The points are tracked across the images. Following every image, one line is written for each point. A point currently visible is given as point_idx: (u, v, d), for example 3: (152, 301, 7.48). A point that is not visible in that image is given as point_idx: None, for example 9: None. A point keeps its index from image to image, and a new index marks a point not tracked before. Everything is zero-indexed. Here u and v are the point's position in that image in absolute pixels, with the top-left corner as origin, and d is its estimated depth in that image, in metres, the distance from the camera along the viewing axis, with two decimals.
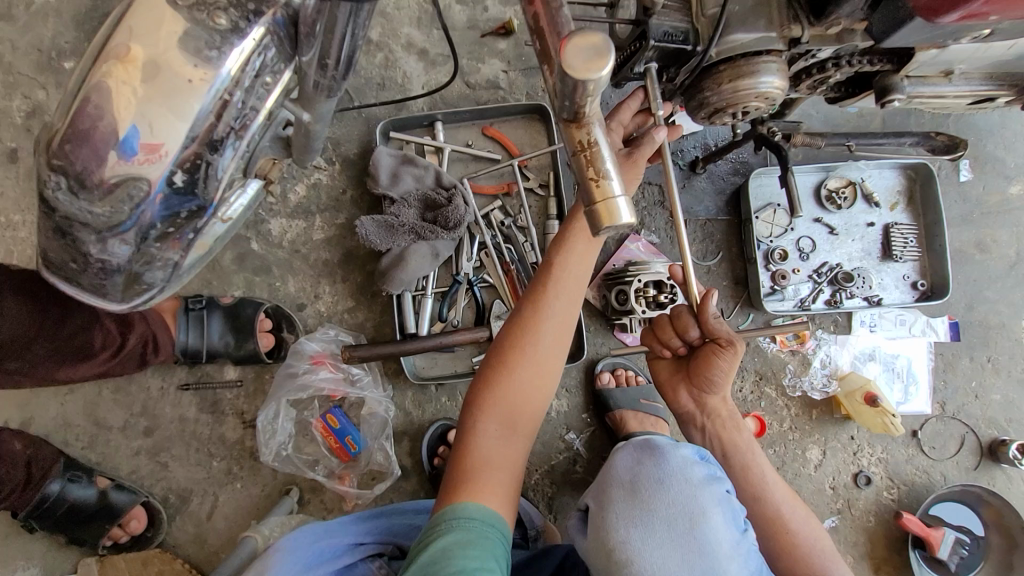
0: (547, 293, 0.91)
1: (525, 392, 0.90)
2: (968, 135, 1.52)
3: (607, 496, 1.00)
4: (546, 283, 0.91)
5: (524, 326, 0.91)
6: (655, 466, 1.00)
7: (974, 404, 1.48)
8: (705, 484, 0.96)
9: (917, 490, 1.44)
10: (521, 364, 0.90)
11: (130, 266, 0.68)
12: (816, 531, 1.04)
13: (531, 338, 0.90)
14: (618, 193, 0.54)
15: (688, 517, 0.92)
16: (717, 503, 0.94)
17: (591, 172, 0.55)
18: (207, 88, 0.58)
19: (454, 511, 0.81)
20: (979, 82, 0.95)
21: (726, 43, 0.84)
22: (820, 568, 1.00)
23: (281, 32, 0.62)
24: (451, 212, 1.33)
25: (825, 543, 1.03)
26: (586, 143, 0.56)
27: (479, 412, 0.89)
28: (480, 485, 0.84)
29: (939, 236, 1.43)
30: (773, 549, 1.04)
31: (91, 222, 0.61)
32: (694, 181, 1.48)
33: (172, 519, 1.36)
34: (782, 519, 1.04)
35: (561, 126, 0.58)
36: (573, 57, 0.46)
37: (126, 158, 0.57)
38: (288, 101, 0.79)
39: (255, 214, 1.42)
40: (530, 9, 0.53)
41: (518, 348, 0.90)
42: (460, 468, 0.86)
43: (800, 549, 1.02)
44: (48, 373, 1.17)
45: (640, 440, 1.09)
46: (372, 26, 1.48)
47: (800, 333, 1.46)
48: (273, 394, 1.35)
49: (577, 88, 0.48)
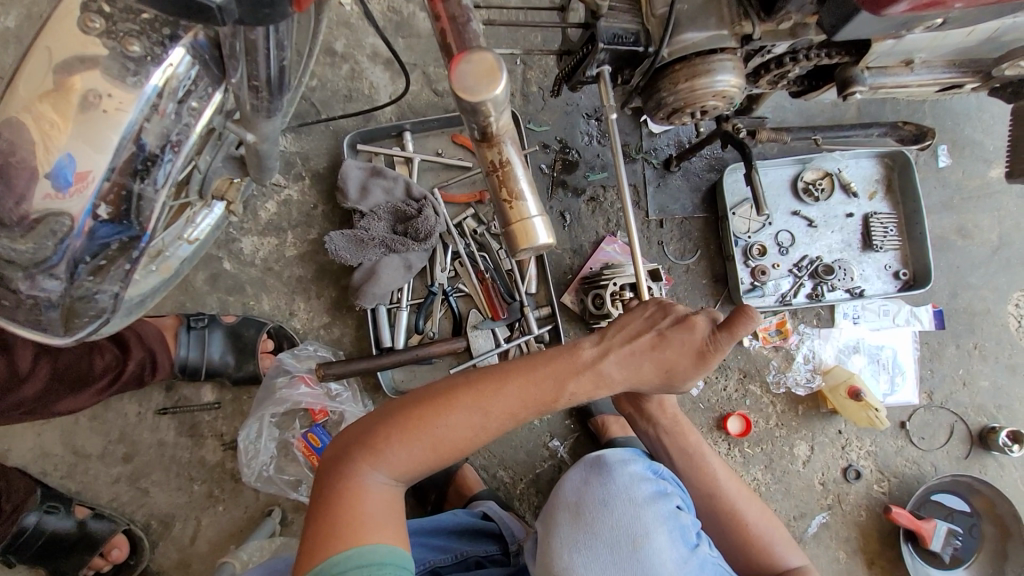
0: (551, 380, 0.79)
1: (456, 445, 0.79)
2: (943, 119, 1.50)
3: (552, 519, 0.96)
4: (551, 374, 0.79)
5: (502, 388, 0.79)
6: (600, 486, 0.97)
7: (962, 391, 1.46)
8: (649, 502, 0.94)
9: (907, 482, 1.42)
10: (473, 425, 0.79)
11: (65, 300, 0.68)
12: (768, 517, 1.08)
13: (498, 423, 0.80)
14: (533, 214, 0.62)
15: (630, 539, 0.90)
16: (661, 523, 0.92)
17: (505, 193, 0.62)
18: (123, 117, 0.59)
19: (364, 555, 0.74)
20: (942, 70, 0.93)
21: (677, 43, 0.82)
22: (778, 557, 1.03)
23: (204, 53, 0.61)
24: (422, 223, 1.32)
25: (779, 535, 1.06)
26: (499, 162, 0.61)
27: (400, 435, 0.78)
28: (381, 527, 0.77)
29: (919, 224, 1.41)
30: (736, 549, 1.06)
31: (16, 259, 0.63)
32: (670, 179, 1.46)
33: (154, 546, 1.35)
34: (743, 519, 1.06)
35: (475, 145, 0.62)
36: (467, 77, 0.50)
37: (62, 189, 0.60)
38: (228, 123, 0.77)
39: (225, 233, 1.40)
40: (438, 25, 0.55)
41: (480, 409, 0.79)
42: (371, 507, 0.77)
43: (760, 539, 1.05)
44: (42, 408, 1.11)
45: (589, 458, 1.06)
46: (336, 38, 1.46)
47: (783, 328, 1.44)
48: (254, 412, 1.33)
49: (476, 109, 0.53)
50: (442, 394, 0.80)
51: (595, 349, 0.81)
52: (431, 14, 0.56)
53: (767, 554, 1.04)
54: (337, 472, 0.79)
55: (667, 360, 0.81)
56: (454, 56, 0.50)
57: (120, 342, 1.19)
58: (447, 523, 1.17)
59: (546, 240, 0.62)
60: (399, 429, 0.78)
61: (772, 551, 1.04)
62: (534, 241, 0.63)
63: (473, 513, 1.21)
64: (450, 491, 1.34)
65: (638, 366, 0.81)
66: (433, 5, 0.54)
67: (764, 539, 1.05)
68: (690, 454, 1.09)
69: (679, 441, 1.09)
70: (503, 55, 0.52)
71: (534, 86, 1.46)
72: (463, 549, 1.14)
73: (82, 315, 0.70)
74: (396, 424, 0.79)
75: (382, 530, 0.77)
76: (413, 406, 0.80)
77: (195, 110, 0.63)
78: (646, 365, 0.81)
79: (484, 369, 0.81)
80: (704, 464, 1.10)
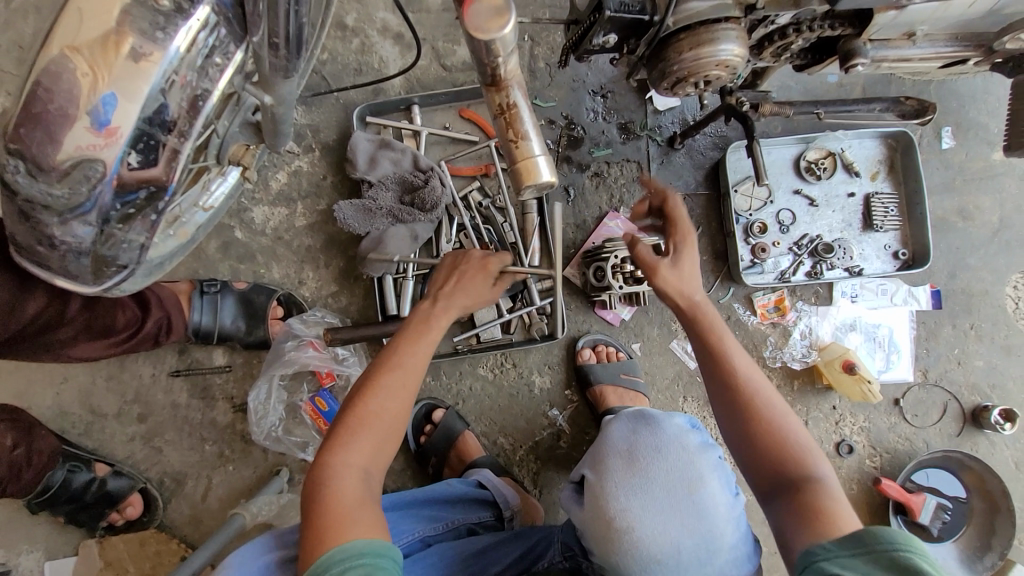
0: (427, 329, 0.94)
1: (392, 415, 0.87)
2: (947, 101, 1.51)
3: (604, 465, 0.99)
4: (420, 322, 0.94)
5: (399, 347, 0.91)
6: (651, 434, 0.99)
7: (957, 370, 1.48)
8: (701, 450, 0.97)
9: (899, 457, 1.45)
10: (400, 392, 0.88)
11: (95, 248, 0.72)
12: (796, 427, 0.86)
13: (412, 386, 0.90)
14: (537, 152, 0.66)
15: (685, 483, 0.93)
16: (713, 469, 0.96)
17: (511, 134, 0.66)
18: (156, 70, 0.61)
19: (347, 548, 0.76)
20: (944, 43, 0.95)
21: (683, 11, 0.84)
22: (799, 470, 0.82)
23: (228, 11, 0.65)
24: (429, 194, 1.34)
25: (802, 438, 0.85)
26: (506, 105, 0.65)
27: (347, 427, 0.85)
28: (359, 519, 0.79)
29: (920, 204, 1.43)
30: (742, 445, 0.87)
31: (51, 205, 0.64)
32: (673, 156, 1.48)
33: (167, 503, 1.40)
34: (750, 407, 0.86)
35: (482, 89, 0.65)
36: (477, 15, 0.55)
37: (97, 127, 0.61)
38: (248, 85, 0.81)
39: (237, 203, 1.44)
40: None
41: (400, 372, 0.89)
42: (346, 504, 0.80)
43: (778, 445, 0.84)
44: (60, 350, 1.13)
45: (632, 411, 1.08)
46: (347, 12, 1.48)
47: (780, 305, 1.46)
48: (264, 373, 1.36)
49: (485, 49, 0.57)
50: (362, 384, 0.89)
51: (445, 304, 0.96)
52: None
53: (782, 459, 0.83)
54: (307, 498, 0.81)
55: (464, 286, 0.99)
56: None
57: (139, 300, 1.22)
58: (443, 493, 1.20)
59: (548, 178, 0.66)
60: (346, 424, 0.85)
61: (791, 449, 0.84)
62: (538, 178, 0.66)
63: (467, 483, 1.24)
64: (451, 456, 1.37)
65: (457, 294, 0.98)
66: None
67: (779, 438, 0.84)
68: (701, 327, 0.90)
69: (691, 314, 0.91)
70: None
71: (541, 62, 1.48)
72: (454, 519, 1.17)
73: (110, 266, 0.76)
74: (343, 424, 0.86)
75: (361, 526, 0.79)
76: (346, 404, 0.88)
77: (219, 65, 0.68)
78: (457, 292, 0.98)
79: (382, 351, 0.92)
80: (718, 338, 0.90)
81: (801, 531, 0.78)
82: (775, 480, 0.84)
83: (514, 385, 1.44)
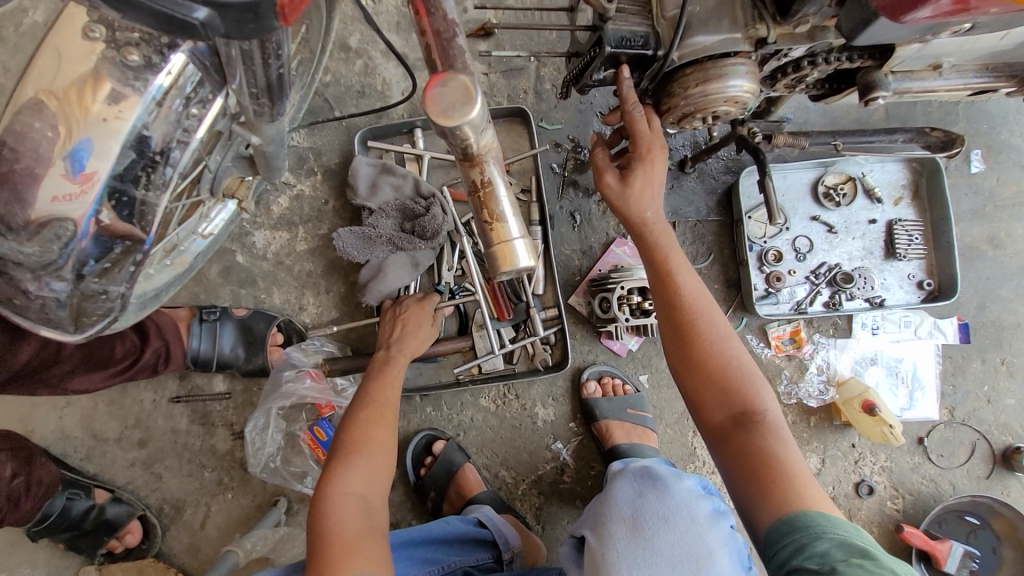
0: (391, 368, 1.14)
1: (379, 446, 1.00)
2: (977, 122, 1.43)
3: (606, 530, 0.94)
4: (383, 363, 1.15)
5: (371, 387, 1.10)
6: (658, 500, 0.95)
7: (986, 409, 1.40)
8: (711, 522, 0.92)
9: (923, 500, 1.37)
10: (382, 424, 1.03)
11: (73, 301, 0.70)
12: (738, 351, 0.91)
13: (390, 414, 1.06)
14: (514, 236, 0.62)
15: (693, 560, 0.88)
16: (722, 544, 0.90)
17: (486, 215, 0.62)
18: (123, 127, 0.61)
19: None
20: (974, 74, 0.88)
21: (688, 46, 0.80)
22: (738, 393, 0.89)
23: (205, 59, 0.61)
24: (429, 222, 1.30)
25: (747, 365, 0.91)
26: (481, 182, 0.62)
27: (343, 460, 0.97)
28: (356, 552, 0.86)
29: (947, 233, 1.35)
30: (686, 371, 0.91)
31: (24, 262, 0.64)
32: (683, 181, 1.42)
33: (166, 530, 1.39)
34: (698, 336, 0.90)
35: (458, 163, 0.62)
36: (442, 101, 0.52)
37: (73, 172, 0.61)
38: (234, 125, 0.79)
39: (239, 227, 1.42)
40: (423, 40, 0.60)
41: (381, 405, 1.06)
42: (347, 535, 0.88)
43: (719, 370, 0.89)
44: (58, 386, 1.12)
45: (638, 468, 1.03)
46: (351, 34, 1.46)
47: (796, 337, 1.40)
48: (261, 404, 1.35)
49: (451, 132, 0.54)
50: (348, 423, 1.03)
51: (399, 347, 1.19)
52: (418, 28, 0.61)
53: (729, 389, 0.89)
54: (312, 533, 0.89)
55: (409, 321, 1.23)
56: (429, 80, 0.53)
57: (138, 329, 1.22)
58: (439, 534, 1.16)
59: (527, 263, 0.62)
60: (343, 458, 0.97)
61: (731, 372, 0.89)
62: (516, 263, 0.63)
63: (466, 520, 1.19)
64: (450, 490, 1.34)
65: (414, 330, 1.22)
66: (419, 20, 0.60)
67: (725, 369, 0.89)
68: (651, 246, 0.95)
69: (641, 231, 0.95)
70: (479, 79, 0.54)
71: (548, 83, 1.44)
72: (450, 561, 1.14)
73: (92, 313, 0.73)
74: (340, 458, 0.98)
75: (356, 561, 0.85)
76: (341, 444, 1.00)
77: (196, 116, 0.66)
78: (407, 327, 1.23)
79: (358, 396, 1.09)
80: (665, 258, 0.94)
81: (756, 482, 0.83)
82: (719, 404, 0.89)
83: (517, 416, 1.40)
